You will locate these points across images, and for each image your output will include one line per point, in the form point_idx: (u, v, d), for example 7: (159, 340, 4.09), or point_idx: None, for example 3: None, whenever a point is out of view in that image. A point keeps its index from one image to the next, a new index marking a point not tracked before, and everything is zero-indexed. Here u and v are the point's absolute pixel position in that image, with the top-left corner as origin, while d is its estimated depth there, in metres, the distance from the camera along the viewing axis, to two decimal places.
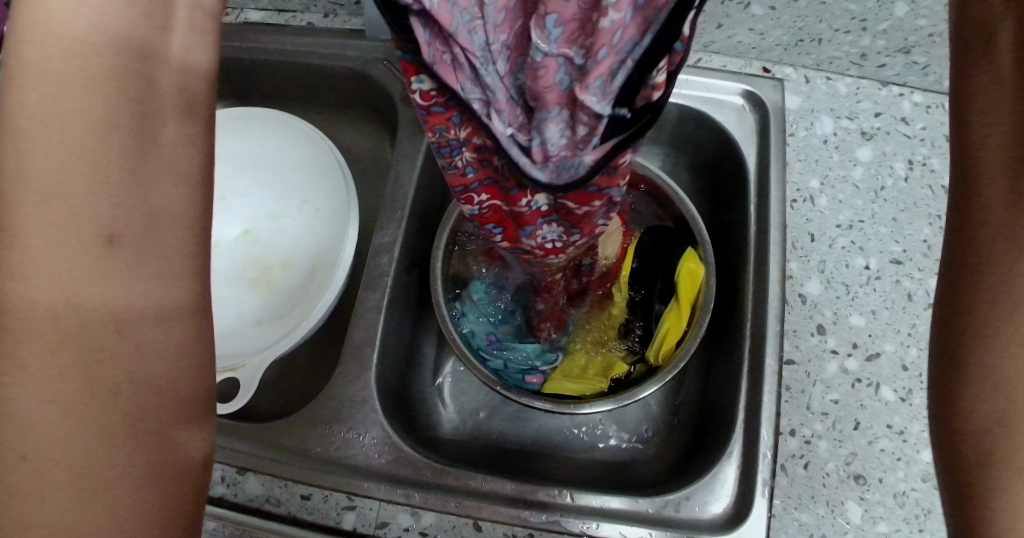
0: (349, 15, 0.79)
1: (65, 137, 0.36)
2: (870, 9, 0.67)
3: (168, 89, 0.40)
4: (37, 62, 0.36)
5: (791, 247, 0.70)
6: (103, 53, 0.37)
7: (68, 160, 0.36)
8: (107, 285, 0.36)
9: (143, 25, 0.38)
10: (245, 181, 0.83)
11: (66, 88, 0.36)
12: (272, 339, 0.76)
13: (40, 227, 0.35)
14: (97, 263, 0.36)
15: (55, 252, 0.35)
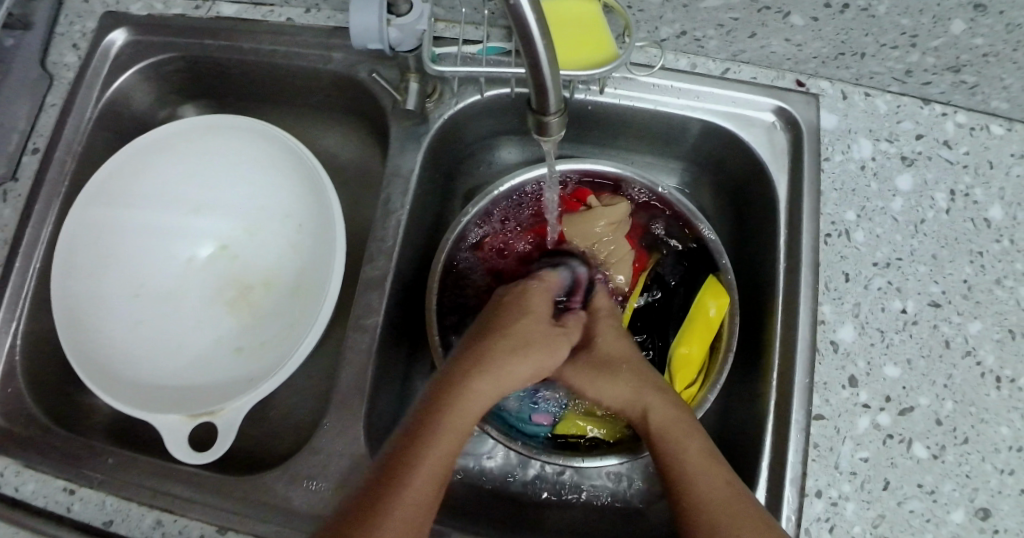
0: (334, 10, 0.70)
1: (461, 423, 0.53)
2: (923, 25, 0.60)
3: (492, 400, 0.56)
4: (479, 391, 0.55)
5: (824, 288, 0.64)
6: (501, 392, 0.57)
7: (460, 433, 0.53)
8: (427, 462, 0.50)
9: (526, 372, 0.58)
10: (221, 192, 0.76)
11: (477, 399, 0.55)
12: (255, 369, 0.70)
13: (435, 454, 0.51)
14: (449, 459, 0.52)
15: (430, 464, 0.50)
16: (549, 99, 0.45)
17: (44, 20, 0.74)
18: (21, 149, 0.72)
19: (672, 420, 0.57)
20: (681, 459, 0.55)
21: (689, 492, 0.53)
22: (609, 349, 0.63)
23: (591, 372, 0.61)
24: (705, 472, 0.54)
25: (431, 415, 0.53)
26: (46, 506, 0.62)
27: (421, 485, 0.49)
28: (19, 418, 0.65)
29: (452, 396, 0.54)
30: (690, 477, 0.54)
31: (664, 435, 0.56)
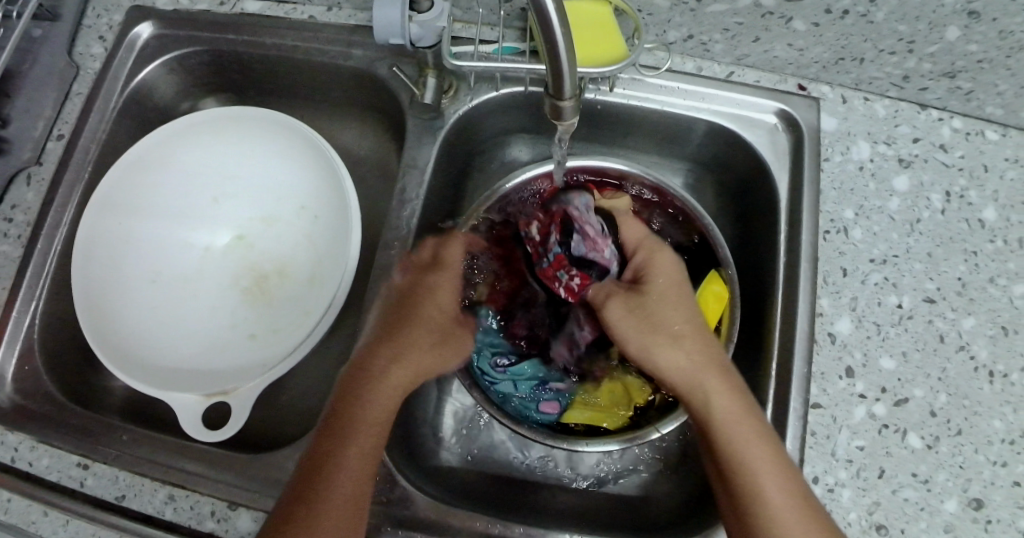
0: (355, 9, 0.73)
1: (375, 413, 0.57)
2: (920, 32, 0.63)
3: (404, 385, 0.59)
4: (386, 384, 0.58)
5: (823, 282, 0.66)
6: (410, 376, 0.60)
7: (375, 423, 0.56)
8: (348, 451, 0.55)
9: (429, 359, 0.61)
10: (240, 183, 0.78)
11: (388, 389, 0.58)
12: (268, 355, 0.72)
13: (356, 445, 0.55)
14: (371, 444, 0.56)
15: (352, 453, 0.55)
16: (564, 85, 0.48)
17: (73, 12, 0.77)
18: (47, 135, 0.75)
19: (738, 413, 0.56)
20: (750, 460, 0.54)
21: (755, 486, 0.54)
22: (664, 309, 0.61)
23: (638, 327, 0.60)
24: (772, 474, 0.54)
25: (344, 418, 0.56)
26: (60, 480, 0.63)
27: (343, 476, 0.54)
28: (36, 395, 0.68)
29: (361, 396, 0.57)
30: (753, 472, 0.54)
31: (724, 424, 0.56)
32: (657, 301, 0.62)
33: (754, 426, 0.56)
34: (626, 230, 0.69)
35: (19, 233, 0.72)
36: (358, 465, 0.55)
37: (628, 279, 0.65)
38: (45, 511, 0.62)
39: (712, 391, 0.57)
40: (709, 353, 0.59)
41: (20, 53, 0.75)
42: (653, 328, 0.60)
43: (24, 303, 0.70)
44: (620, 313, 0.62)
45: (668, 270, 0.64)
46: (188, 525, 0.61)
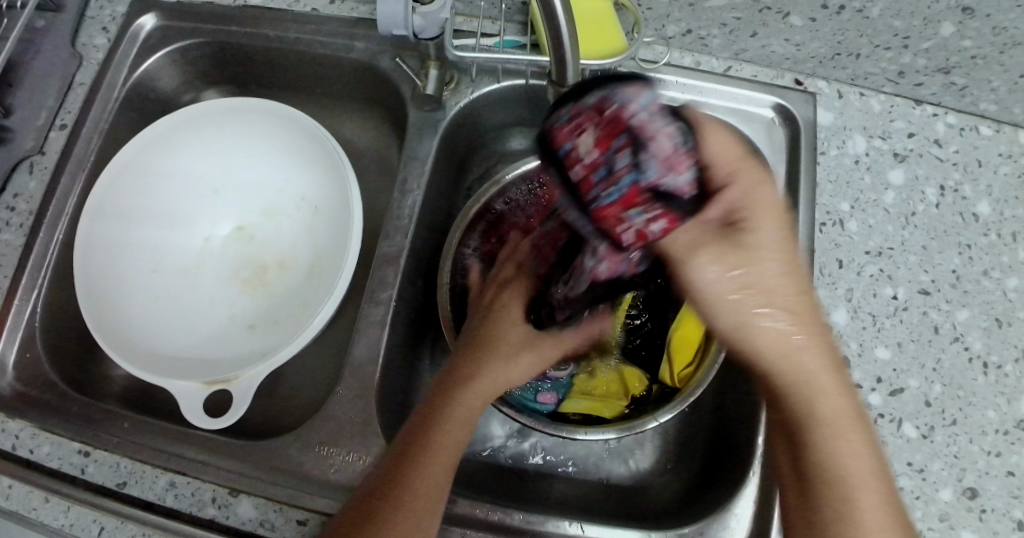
0: (358, 2, 0.73)
1: (461, 420, 0.58)
2: (915, 27, 0.64)
3: (488, 393, 0.60)
4: (472, 391, 0.59)
5: (818, 274, 0.67)
6: (497, 386, 0.61)
7: (459, 428, 0.58)
8: (431, 455, 0.56)
9: (512, 368, 0.61)
10: (241, 176, 0.78)
11: (475, 395, 0.59)
12: (267, 345, 0.72)
13: (442, 448, 0.56)
14: (454, 450, 0.57)
15: (434, 456, 0.56)
16: (567, 71, 0.49)
17: (76, 3, 0.78)
18: (50, 125, 0.75)
19: (845, 414, 0.47)
20: (849, 472, 0.47)
21: (852, 502, 0.47)
22: (772, 274, 0.46)
23: (745, 297, 0.46)
24: (872, 491, 0.48)
25: (424, 432, 0.57)
26: (61, 467, 0.64)
27: (427, 480, 0.55)
28: (37, 383, 0.68)
29: (442, 413, 0.58)
30: (849, 484, 0.47)
31: (830, 432, 0.47)
32: (763, 261, 0.46)
33: (855, 431, 0.48)
34: (704, 137, 0.47)
35: (21, 222, 0.73)
36: (442, 469, 0.56)
37: (717, 216, 0.47)
38: (45, 497, 0.62)
39: (825, 387, 0.47)
40: (824, 350, 0.47)
41: (24, 43, 0.76)
42: (761, 302, 0.46)
43: (25, 291, 0.70)
44: (710, 264, 0.46)
45: (772, 209, 0.47)
46: (189, 512, 0.61)
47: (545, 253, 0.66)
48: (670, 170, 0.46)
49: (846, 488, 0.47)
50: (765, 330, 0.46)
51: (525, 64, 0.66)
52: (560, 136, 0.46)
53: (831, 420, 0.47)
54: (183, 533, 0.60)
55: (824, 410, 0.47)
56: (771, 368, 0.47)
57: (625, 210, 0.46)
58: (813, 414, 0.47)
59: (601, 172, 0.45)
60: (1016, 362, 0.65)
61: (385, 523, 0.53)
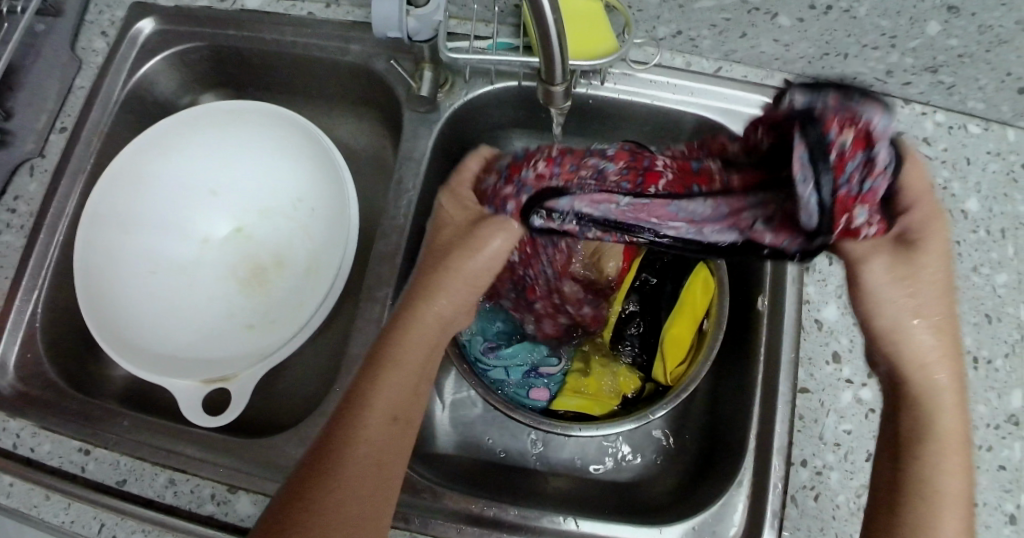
0: (353, 6, 0.74)
1: (415, 344, 0.56)
2: (901, 26, 0.65)
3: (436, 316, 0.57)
4: (423, 314, 0.56)
5: (808, 270, 0.68)
6: (449, 301, 0.57)
7: (414, 351, 0.56)
8: (391, 383, 0.54)
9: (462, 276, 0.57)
10: (238, 177, 0.79)
11: (427, 315, 0.56)
12: (265, 344, 0.73)
13: (401, 374, 0.55)
14: (415, 379, 0.55)
15: (394, 383, 0.54)
16: (556, 69, 0.51)
17: (76, 8, 0.79)
18: (50, 128, 0.77)
19: (957, 429, 0.52)
20: (939, 480, 0.51)
21: (936, 510, 0.51)
22: (931, 295, 0.52)
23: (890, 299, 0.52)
24: (954, 504, 0.51)
25: (357, 406, 0.53)
26: (61, 465, 0.65)
27: (383, 403, 0.53)
28: (37, 382, 0.69)
29: (374, 380, 0.54)
30: (938, 492, 0.51)
31: (940, 437, 0.52)
32: (924, 281, 0.51)
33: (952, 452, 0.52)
34: (905, 168, 0.52)
35: (22, 224, 0.74)
36: (399, 392, 0.54)
37: (892, 235, 0.52)
38: (46, 494, 0.63)
39: (935, 401, 0.52)
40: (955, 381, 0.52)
41: (25, 48, 0.77)
42: (921, 318, 0.52)
43: (26, 292, 0.71)
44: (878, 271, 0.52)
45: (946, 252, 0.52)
46: (187, 509, 0.62)
47: (643, 180, 0.53)
48: (858, 185, 0.47)
49: (931, 496, 0.51)
50: (918, 340, 0.52)
51: (518, 65, 0.67)
52: (823, 120, 0.47)
53: (942, 435, 0.52)
54: (182, 530, 0.61)
55: (944, 427, 0.52)
56: (907, 376, 0.53)
57: (852, 195, 0.47)
58: (932, 422, 0.52)
59: (855, 163, 0.46)
60: (1006, 357, 0.66)
61: (346, 452, 0.51)
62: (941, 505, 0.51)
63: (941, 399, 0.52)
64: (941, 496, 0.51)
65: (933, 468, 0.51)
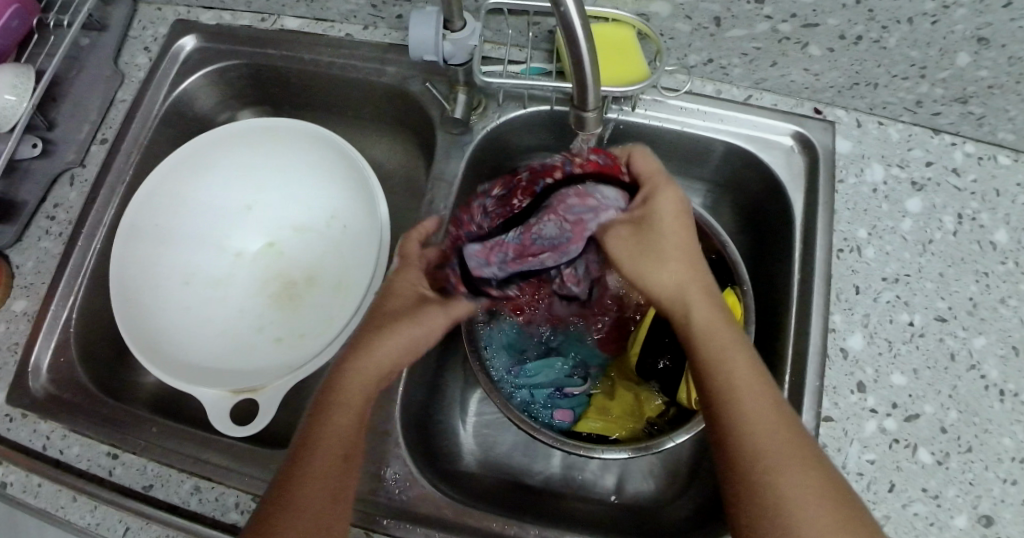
0: (389, 28, 0.76)
1: (361, 372, 0.58)
2: (931, 57, 0.65)
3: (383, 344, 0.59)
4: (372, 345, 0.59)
5: (835, 299, 0.68)
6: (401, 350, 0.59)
7: (363, 380, 0.58)
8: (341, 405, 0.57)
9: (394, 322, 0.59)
10: (273, 193, 0.81)
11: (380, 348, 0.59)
12: (295, 357, 0.74)
13: (348, 396, 0.57)
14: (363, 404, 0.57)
15: (344, 405, 0.57)
16: (588, 95, 0.51)
17: (121, 25, 0.82)
18: (90, 139, 0.79)
19: (716, 325, 0.56)
20: (730, 380, 0.54)
21: (735, 411, 0.53)
22: (662, 232, 0.59)
23: (638, 258, 0.58)
24: (753, 397, 0.53)
25: (311, 429, 0.56)
26: (89, 468, 0.67)
27: (331, 423, 0.56)
28: (68, 386, 0.71)
29: (328, 398, 0.57)
30: (735, 396, 0.53)
31: (710, 348, 0.55)
32: (656, 227, 0.59)
33: (735, 353, 0.55)
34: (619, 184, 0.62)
35: (60, 231, 0.76)
36: (342, 416, 0.56)
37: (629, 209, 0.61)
38: (73, 496, 0.65)
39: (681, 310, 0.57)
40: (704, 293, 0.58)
41: (70, 62, 0.80)
42: (654, 258, 0.58)
43: (62, 297, 0.73)
44: (619, 241, 0.59)
45: (670, 206, 0.60)
46: (211, 516, 0.63)
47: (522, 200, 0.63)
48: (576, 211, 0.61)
49: (732, 395, 0.53)
50: (664, 277, 0.58)
51: (551, 90, 0.68)
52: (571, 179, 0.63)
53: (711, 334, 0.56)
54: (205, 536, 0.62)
55: (708, 325, 0.56)
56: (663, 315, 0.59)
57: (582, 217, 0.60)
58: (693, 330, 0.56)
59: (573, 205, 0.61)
60: None
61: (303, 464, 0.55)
62: (739, 400, 0.53)
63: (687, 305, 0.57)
64: (728, 394, 0.54)
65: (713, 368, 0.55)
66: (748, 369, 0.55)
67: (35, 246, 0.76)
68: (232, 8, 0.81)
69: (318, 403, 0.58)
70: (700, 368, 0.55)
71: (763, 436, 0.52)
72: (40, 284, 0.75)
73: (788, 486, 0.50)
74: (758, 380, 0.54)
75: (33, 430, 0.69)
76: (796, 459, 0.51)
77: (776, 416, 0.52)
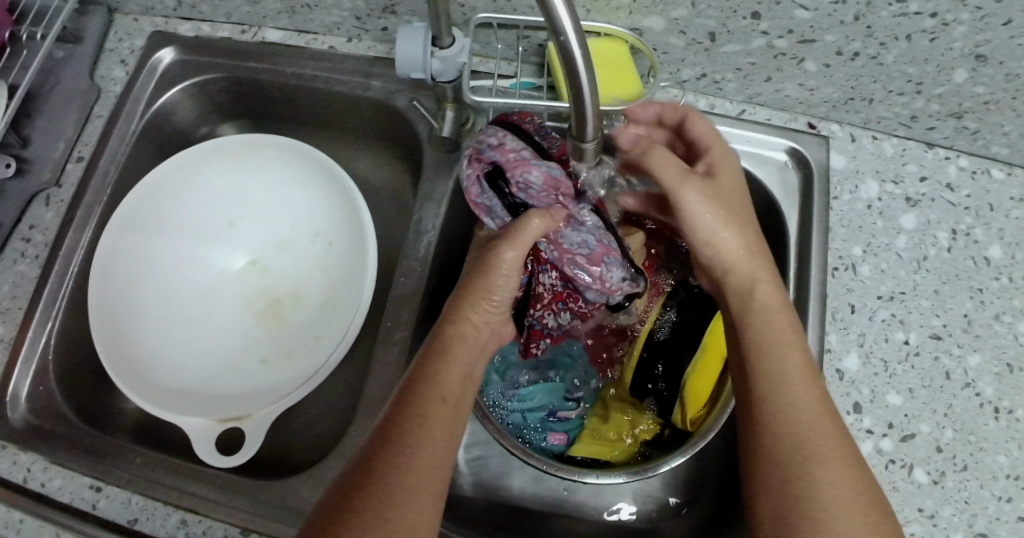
0: (375, 41, 0.74)
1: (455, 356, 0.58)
2: (928, 74, 0.64)
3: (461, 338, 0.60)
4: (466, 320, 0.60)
5: (831, 318, 0.68)
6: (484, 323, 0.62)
7: (456, 366, 0.58)
8: (438, 396, 0.56)
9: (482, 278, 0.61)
10: (258, 209, 0.79)
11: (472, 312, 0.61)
12: (282, 380, 0.72)
13: (446, 386, 0.56)
14: (457, 392, 0.57)
15: (442, 392, 0.56)
16: (587, 127, 0.49)
17: (96, 36, 0.80)
18: (66, 157, 0.76)
19: (774, 298, 0.57)
20: (779, 360, 0.54)
21: (784, 390, 0.53)
22: (731, 187, 0.61)
23: (719, 208, 0.59)
24: (801, 382, 0.53)
25: (404, 416, 0.54)
26: (72, 502, 0.64)
27: (432, 407, 0.55)
28: (49, 415, 0.69)
29: (425, 381, 0.56)
30: (782, 377, 0.53)
31: (767, 322, 0.56)
32: (722, 181, 0.61)
33: (788, 340, 0.55)
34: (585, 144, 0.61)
35: (36, 254, 0.74)
36: (442, 399, 0.56)
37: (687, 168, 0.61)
38: (55, 532, 0.63)
39: (738, 268, 0.59)
40: (765, 272, 0.59)
41: (43, 77, 0.77)
42: (728, 209, 0.59)
43: (40, 324, 0.71)
44: (705, 194, 0.59)
45: (732, 171, 0.62)
46: None
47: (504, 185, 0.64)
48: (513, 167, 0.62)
49: (778, 375, 0.54)
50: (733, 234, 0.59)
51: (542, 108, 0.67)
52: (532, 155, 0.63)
53: (767, 316, 0.56)
54: None
55: (763, 307, 0.57)
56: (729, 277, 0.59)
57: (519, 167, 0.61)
58: (752, 303, 0.57)
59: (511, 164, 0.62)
60: None
61: (402, 451, 0.52)
62: (785, 383, 0.53)
63: (750, 274, 0.58)
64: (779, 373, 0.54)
65: (761, 348, 0.55)
66: (801, 358, 0.55)
67: (10, 269, 0.74)
68: (211, 20, 0.78)
69: (405, 391, 0.56)
70: (752, 338, 0.56)
71: (803, 423, 0.51)
72: (16, 309, 0.72)
73: (823, 480, 0.49)
74: (808, 369, 0.54)
75: (12, 462, 0.67)
76: (833, 452, 0.50)
77: (815, 405, 0.53)
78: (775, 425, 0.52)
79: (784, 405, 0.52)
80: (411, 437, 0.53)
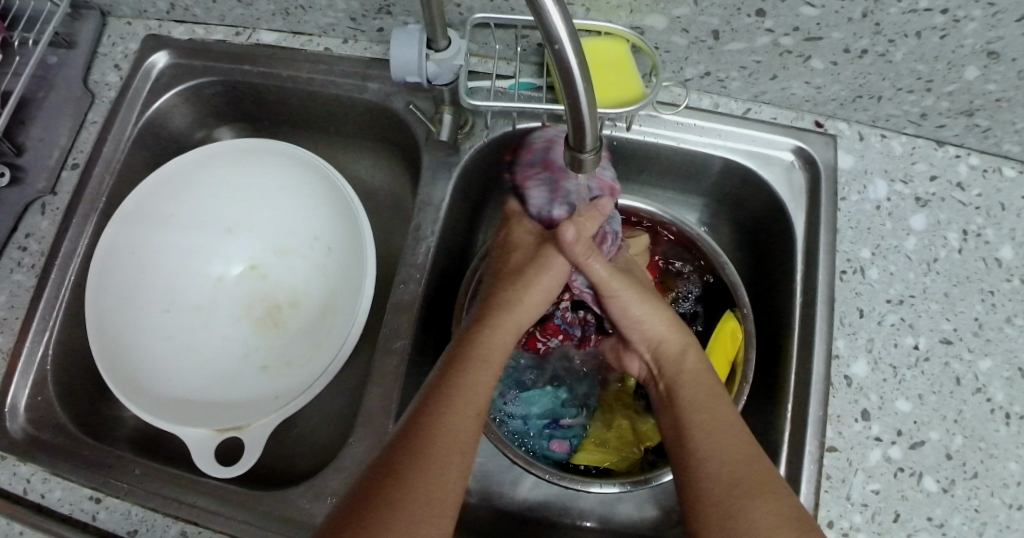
0: (370, 43, 0.73)
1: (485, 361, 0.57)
2: (939, 71, 0.62)
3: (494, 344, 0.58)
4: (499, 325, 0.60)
5: (838, 324, 0.66)
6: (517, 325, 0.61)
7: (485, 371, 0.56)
8: (463, 398, 0.54)
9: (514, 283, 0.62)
10: (255, 214, 0.78)
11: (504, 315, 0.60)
12: (280, 387, 0.72)
13: (474, 387, 0.55)
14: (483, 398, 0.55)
15: (470, 396, 0.54)
16: (586, 137, 0.48)
17: (89, 40, 0.78)
18: (61, 164, 0.76)
19: (700, 371, 0.58)
20: (701, 415, 0.55)
21: (702, 442, 0.53)
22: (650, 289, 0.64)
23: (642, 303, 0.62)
24: (723, 431, 0.53)
25: (426, 418, 0.52)
26: (72, 513, 0.64)
27: (458, 406, 0.53)
28: (47, 426, 0.69)
29: (453, 382, 0.55)
30: (701, 429, 0.54)
31: (689, 389, 0.57)
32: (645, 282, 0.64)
33: (709, 393, 0.56)
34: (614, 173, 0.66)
35: (33, 263, 0.73)
36: (469, 399, 0.54)
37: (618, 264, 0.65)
38: None
39: (671, 356, 0.60)
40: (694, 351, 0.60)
41: (36, 82, 0.76)
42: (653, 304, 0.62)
43: (37, 333, 0.70)
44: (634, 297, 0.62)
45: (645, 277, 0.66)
46: None
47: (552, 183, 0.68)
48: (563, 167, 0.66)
49: (702, 424, 0.54)
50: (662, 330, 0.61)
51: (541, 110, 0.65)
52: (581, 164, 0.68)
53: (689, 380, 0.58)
54: None
55: (688, 375, 0.58)
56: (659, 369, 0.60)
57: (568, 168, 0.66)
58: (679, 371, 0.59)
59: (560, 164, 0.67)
60: None
61: (417, 454, 0.50)
62: (706, 431, 0.54)
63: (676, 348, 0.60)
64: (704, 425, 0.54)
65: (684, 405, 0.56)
66: (724, 406, 0.55)
67: (6, 279, 0.73)
68: (205, 22, 0.77)
69: (429, 392, 0.54)
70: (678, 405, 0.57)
71: (725, 467, 0.51)
72: (13, 318, 0.71)
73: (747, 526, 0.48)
74: (731, 416, 0.55)
75: (12, 473, 0.66)
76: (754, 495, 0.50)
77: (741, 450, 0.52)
78: (697, 475, 0.52)
79: (708, 452, 0.52)
80: (430, 439, 0.51)
